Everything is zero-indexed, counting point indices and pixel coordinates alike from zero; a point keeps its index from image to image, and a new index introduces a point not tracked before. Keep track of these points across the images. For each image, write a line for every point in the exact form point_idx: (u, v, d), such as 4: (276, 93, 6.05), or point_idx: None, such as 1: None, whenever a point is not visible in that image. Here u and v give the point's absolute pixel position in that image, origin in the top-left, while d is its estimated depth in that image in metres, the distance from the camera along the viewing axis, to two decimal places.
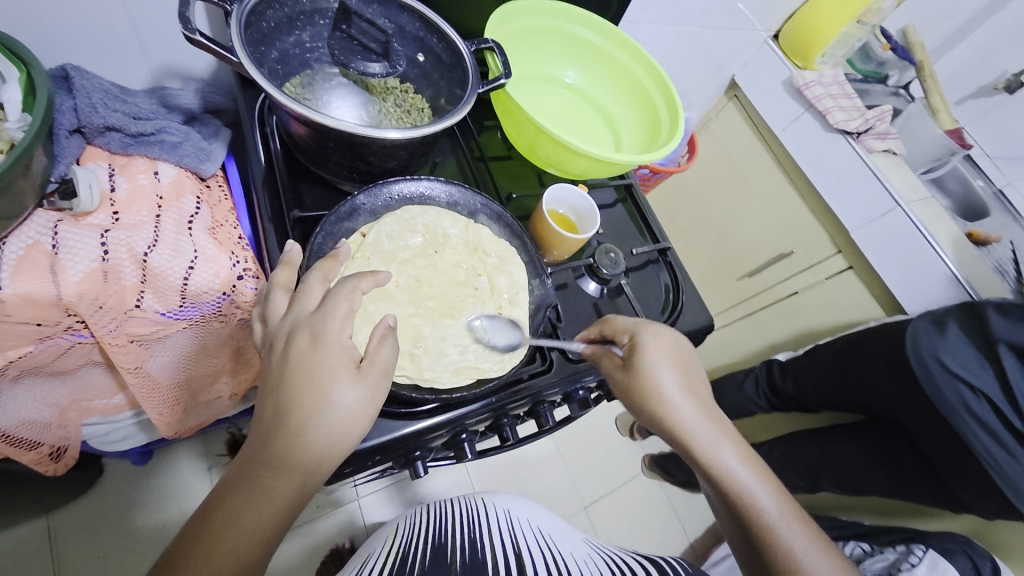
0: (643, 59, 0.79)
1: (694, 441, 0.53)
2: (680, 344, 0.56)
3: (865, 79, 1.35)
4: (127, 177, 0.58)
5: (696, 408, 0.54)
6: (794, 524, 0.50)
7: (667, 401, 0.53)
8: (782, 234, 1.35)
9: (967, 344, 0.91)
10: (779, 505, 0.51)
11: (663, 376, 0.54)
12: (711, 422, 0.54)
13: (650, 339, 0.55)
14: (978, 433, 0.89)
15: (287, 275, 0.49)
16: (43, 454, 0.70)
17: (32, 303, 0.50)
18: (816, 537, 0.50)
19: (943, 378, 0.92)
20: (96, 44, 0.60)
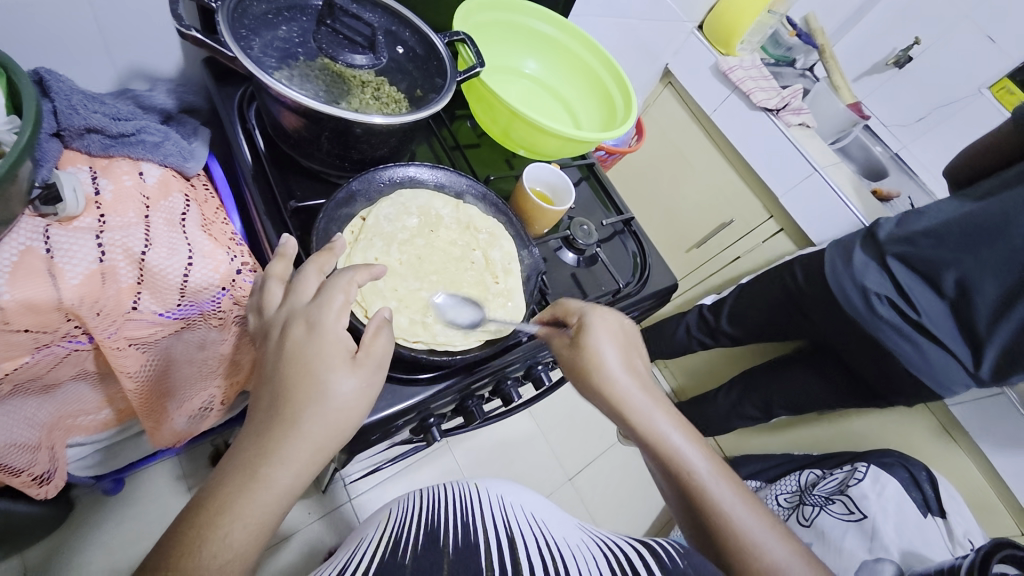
0: (595, 50, 0.87)
1: (630, 408, 0.54)
2: (625, 326, 0.59)
3: (777, 63, 1.52)
4: (111, 179, 0.57)
5: (636, 379, 0.56)
6: (728, 487, 0.51)
7: (607, 374, 0.55)
8: (722, 205, 1.49)
9: (873, 266, 1.08)
10: (716, 471, 0.52)
11: (606, 350, 0.56)
12: (651, 394, 0.56)
13: (596, 319, 0.57)
14: (891, 335, 1.06)
15: (282, 267, 0.51)
16: (26, 480, 0.65)
17: (30, 310, 0.49)
18: (750, 500, 0.51)
19: (858, 295, 1.09)
20: (62, 46, 0.59)
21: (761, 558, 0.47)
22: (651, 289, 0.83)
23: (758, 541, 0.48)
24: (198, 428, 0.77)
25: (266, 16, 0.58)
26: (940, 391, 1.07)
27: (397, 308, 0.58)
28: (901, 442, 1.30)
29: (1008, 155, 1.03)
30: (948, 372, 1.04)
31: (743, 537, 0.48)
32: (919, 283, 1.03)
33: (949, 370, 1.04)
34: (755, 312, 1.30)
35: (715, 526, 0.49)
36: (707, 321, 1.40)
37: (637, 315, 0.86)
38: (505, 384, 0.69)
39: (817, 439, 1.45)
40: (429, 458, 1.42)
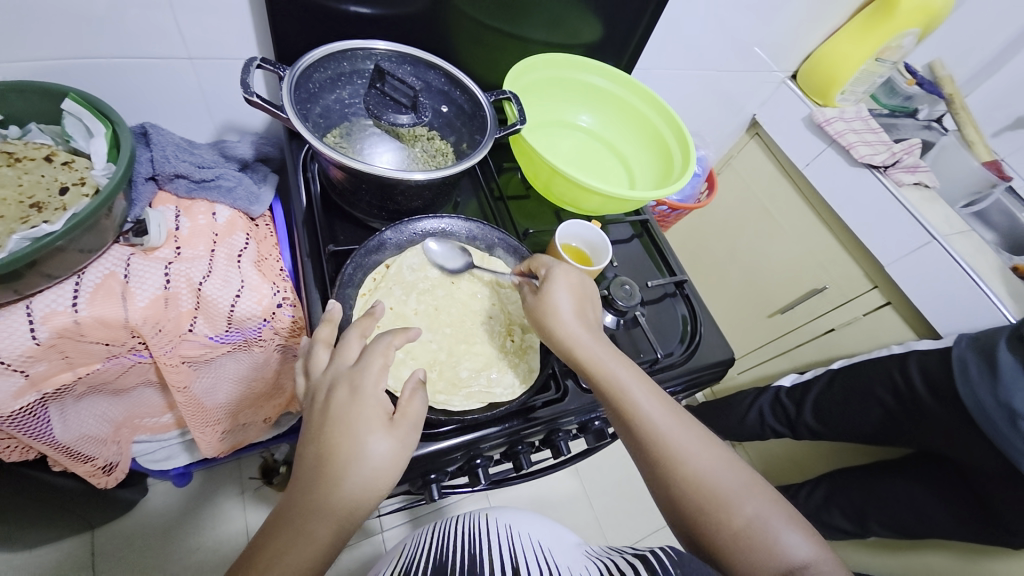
0: (654, 102, 0.84)
1: (577, 352, 0.55)
2: (585, 280, 0.60)
3: (892, 114, 1.35)
4: (190, 218, 0.67)
5: (584, 323, 0.57)
6: (664, 409, 0.53)
7: (556, 316, 0.57)
8: (813, 269, 1.32)
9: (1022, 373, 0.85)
10: (656, 397, 0.54)
11: (561, 299, 0.57)
12: (597, 335, 0.57)
13: (557, 271, 0.59)
14: None
15: (328, 332, 0.50)
16: (96, 467, 0.73)
17: (103, 325, 0.58)
18: (685, 421, 0.53)
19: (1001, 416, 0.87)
20: (173, 102, 0.70)
21: (688, 467, 0.50)
22: (701, 361, 0.75)
23: (689, 452, 0.51)
24: (241, 442, 0.85)
25: (330, 82, 0.65)
26: None
27: (403, 359, 0.59)
28: None
29: None
30: None
31: (670, 452, 0.51)
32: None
33: None
34: (843, 412, 1.11)
35: (654, 442, 0.51)
36: (785, 410, 1.21)
37: (684, 389, 0.78)
38: (518, 449, 0.65)
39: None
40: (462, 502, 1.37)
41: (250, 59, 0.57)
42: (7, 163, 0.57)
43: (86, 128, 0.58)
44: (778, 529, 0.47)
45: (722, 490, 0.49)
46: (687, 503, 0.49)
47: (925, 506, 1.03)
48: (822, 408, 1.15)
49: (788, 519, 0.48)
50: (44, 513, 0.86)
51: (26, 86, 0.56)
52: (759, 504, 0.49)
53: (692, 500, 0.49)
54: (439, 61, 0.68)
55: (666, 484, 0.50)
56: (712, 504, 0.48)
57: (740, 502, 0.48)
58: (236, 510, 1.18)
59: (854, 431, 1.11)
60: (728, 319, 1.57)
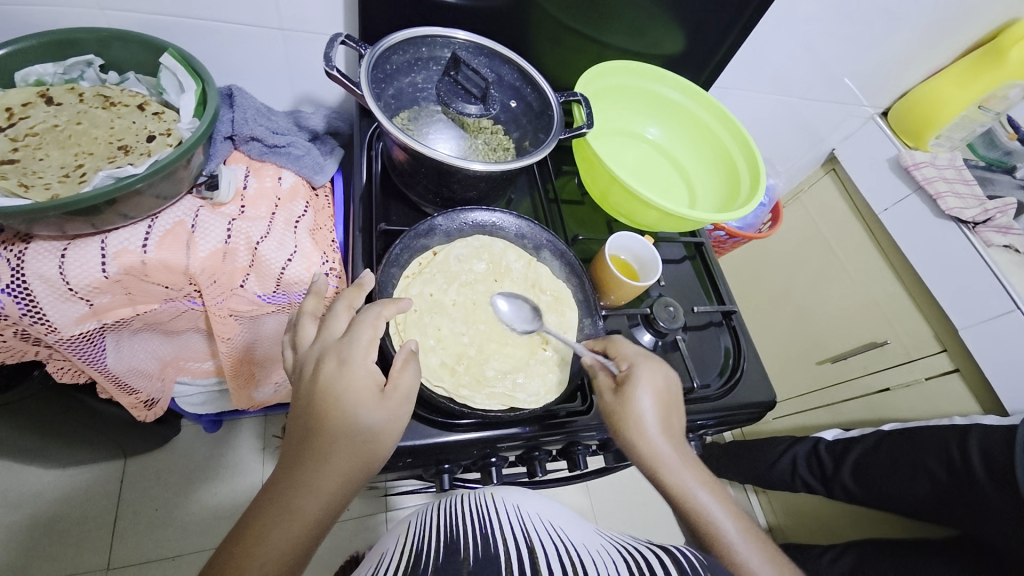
0: (729, 123, 0.80)
1: (663, 471, 0.52)
2: (673, 380, 0.55)
3: (988, 168, 1.23)
4: (258, 179, 0.70)
5: (670, 440, 0.53)
6: (748, 539, 0.51)
7: (642, 430, 0.52)
8: (875, 321, 1.23)
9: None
10: (739, 527, 0.51)
11: (647, 407, 0.53)
12: (682, 452, 0.53)
13: (645, 370, 0.54)
14: None
15: (315, 304, 0.53)
16: (139, 400, 0.77)
17: (166, 269, 0.62)
18: (768, 553, 0.51)
19: None
20: (258, 68, 0.74)
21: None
22: (738, 399, 0.71)
23: None
24: (270, 400, 0.89)
25: (406, 66, 0.66)
26: None
27: (434, 346, 0.60)
28: None
29: None
30: None
31: None
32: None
33: None
34: (888, 480, 1.02)
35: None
36: (821, 465, 1.14)
37: (716, 424, 0.74)
38: (534, 455, 0.64)
39: None
40: None
41: (336, 35, 0.59)
42: (103, 105, 0.61)
43: (180, 84, 0.61)
44: None
45: None
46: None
47: None
48: (862, 469, 1.06)
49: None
50: (87, 433, 0.93)
51: (130, 35, 0.61)
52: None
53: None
54: (516, 57, 0.69)
55: None
56: None
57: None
58: (256, 463, 1.23)
59: (893, 499, 1.02)
60: (771, 359, 1.49)
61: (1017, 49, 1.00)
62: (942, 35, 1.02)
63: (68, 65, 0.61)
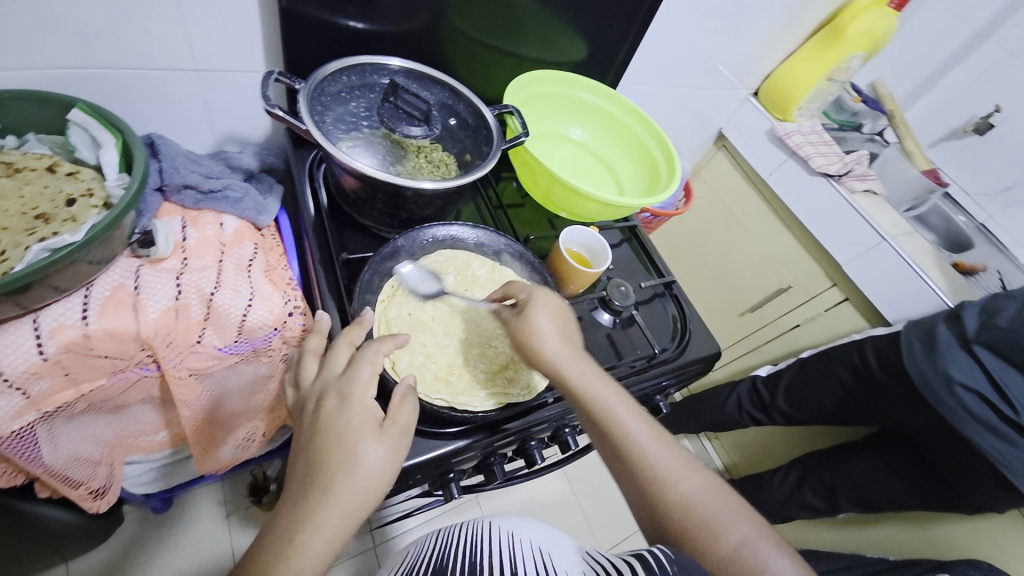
0: (640, 118, 0.90)
1: (565, 373, 0.56)
2: (563, 307, 0.61)
3: (841, 127, 1.46)
4: (197, 229, 0.66)
5: (569, 347, 0.58)
6: (644, 426, 0.54)
7: (543, 343, 0.57)
8: (779, 271, 1.42)
9: (957, 349, 0.95)
10: (638, 418, 0.55)
11: (543, 324, 0.58)
12: (582, 357, 0.58)
13: (540, 296, 0.60)
14: (978, 429, 0.93)
15: (317, 342, 0.54)
16: (83, 493, 0.69)
17: (113, 339, 0.57)
18: (666, 440, 0.55)
19: (947, 391, 0.96)
20: (174, 113, 0.70)
21: (675, 489, 0.51)
22: (690, 356, 0.81)
23: (674, 472, 0.52)
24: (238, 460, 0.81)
25: (342, 95, 0.67)
26: None
27: (422, 361, 0.61)
28: (992, 553, 1.07)
29: None
30: None
31: (653, 470, 0.52)
32: (1014, 374, 0.90)
33: None
34: (813, 401, 1.20)
35: (639, 463, 0.52)
36: (760, 395, 1.30)
37: (676, 382, 0.83)
38: (529, 445, 0.67)
39: (900, 549, 1.23)
40: (456, 511, 1.37)
41: (268, 72, 0.58)
42: (5, 174, 0.56)
43: (92, 137, 0.58)
44: (770, 556, 0.47)
45: (710, 512, 0.49)
46: (667, 520, 0.50)
47: (887, 482, 1.10)
48: (794, 394, 1.23)
49: (780, 545, 0.48)
50: (18, 547, 0.81)
51: (27, 94, 0.55)
52: (748, 529, 0.49)
53: (678, 522, 0.49)
54: (445, 78, 0.73)
55: (656, 510, 0.51)
56: (699, 527, 0.48)
57: (730, 527, 0.48)
58: (222, 532, 1.14)
59: (822, 414, 1.20)
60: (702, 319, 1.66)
61: (851, 27, 1.20)
62: (790, 23, 1.21)
63: None
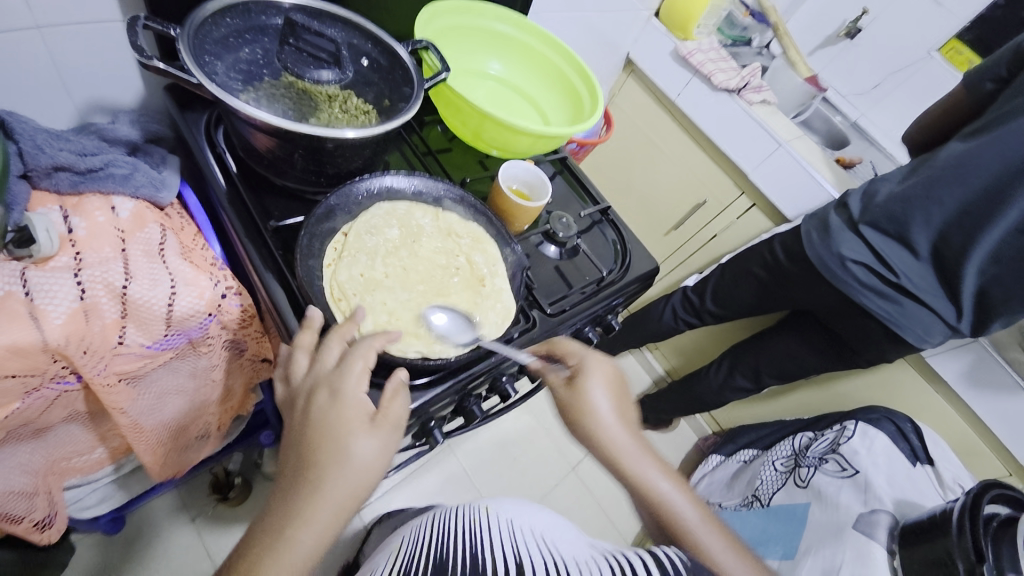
0: (556, 45, 0.89)
1: (618, 452, 0.57)
2: (618, 372, 0.61)
3: (733, 43, 1.53)
4: (83, 216, 0.56)
5: (622, 424, 0.58)
6: (706, 522, 0.55)
7: (596, 417, 0.57)
8: (695, 187, 1.53)
9: (847, 232, 1.10)
10: (697, 509, 0.56)
11: (598, 397, 0.58)
12: (637, 441, 0.58)
13: (594, 366, 0.60)
14: (869, 295, 1.09)
15: (309, 338, 0.50)
16: (27, 526, 0.64)
17: (17, 354, 0.49)
18: (731, 541, 0.54)
19: (841, 267, 1.10)
20: (15, 84, 0.57)
21: None
22: (635, 273, 0.86)
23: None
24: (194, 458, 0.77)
25: (230, 39, 0.59)
26: (919, 346, 1.10)
27: (385, 320, 0.58)
28: (880, 395, 1.31)
29: (963, 117, 1.09)
30: (926, 325, 1.07)
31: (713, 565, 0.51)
32: (893, 245, 1.06)
33: (930, 323, 1.07)
34: (735, 298, 1.34)
35: (698, 559, 0.52)
36: (691, 302, 1.43)
37: (623, 300, 0.88)
38: (501, 381, 0.70)
39: (806, 407, 1.46)
40: (431, 464, 1.40)
41: (133, 17, 0.49)
42: None
43: None
44: None
45: None
46: None
47: (802, 356, 1.29)
48: (720, 296, 1.36)
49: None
50: None
51: None
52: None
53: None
54: (347, 14, 0.66)
55: None
56: None
57: None
58: (190, 539, 1.08)
59: (744, 310, 1.34)
60: None
61: None
62: None
63: None
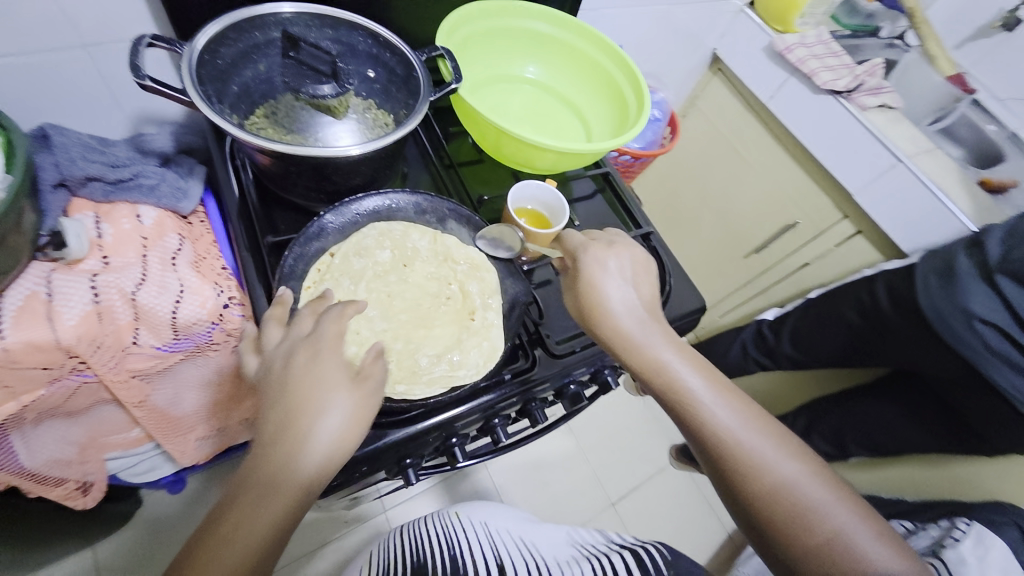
0: (604, 45, 0.79)
1: (628, 345, 0.51)
2: (628, 258, 0.56)
3: (854, 34, 1.27)
4: (112, 224, 0.61)
5: (633, 314, 0.53)
6: (728, 403, 0.49)
7: (605, 308, 0.53)
8: (784, 205, 1.31)
9: (979, 282, 0.85)
10: (718, 393, 0.50)
11: (603, 287, 0.54)
12: (650, 326, 0.53)
13: (598, 257, 0.55)
14: (1010, 373, 0.84)
15: (281, 308, 0.49)
16: (70, 488, 0.71)
17: (36, 349, 0.54)
18: (756, 415, 0.49)
19: (966, 330, 0.86)
20: (73, 100, 0.63)
21: (770, 475, 0.45)
22: (671, 313, 0.74)
23: (763, 456, 0.46)
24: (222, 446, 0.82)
25: (243, 57, 0.59)
26: None
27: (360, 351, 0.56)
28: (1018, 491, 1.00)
29: None
30: None
31: (736, 447, 0.47)
32: None
33: None
34: (821, 340, 1.12)
35: (718, 442, 0.47)
36: (765, 340, 1.24)
37: None
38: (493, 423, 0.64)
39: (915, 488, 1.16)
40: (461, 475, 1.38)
41: (139, 38, 0.50)
42: None
43: None
44: (870, 539, 0.42)
45: (804, 500, 0.44)
46: (758, 511, 0.45)
47: (903, 426, 1.05)
48: (802, 337, 1.16)
49: (879, 529, 0.43)
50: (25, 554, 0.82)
51: None
52: (849, 514, 0.44)
53: (765, 510, 0.45)
54: (361, 20, 0.63)
55: (741, 496, 0.46)
56: (793, 518, 0.44)
57: (824, 507, 0.44)
58: None
59: (830, 358, 1.13)
60: (705, 264, 1.58)
61: None
62: None
63: None
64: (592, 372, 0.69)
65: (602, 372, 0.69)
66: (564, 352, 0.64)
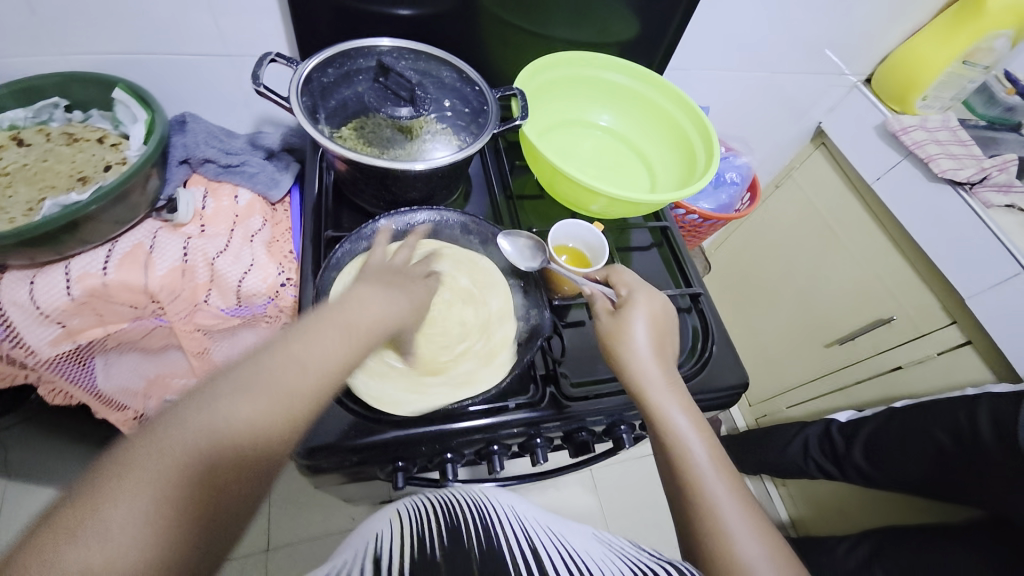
0: (682, 101, 0.79)
1: (646, 387, 0.52)
2: (667, 312, 0.58)
3: (990, 126, 1.13)
4: (215, 199, 0.72)
5: (660, 361, 0.54)
6: (723, 480, 0.48)
7: (634, 347, 0.54)
8: (879, 297, 1.17)
9: None
10: (717, 467, 0.49)
11: (637, 329, 0.55)
12: (671, 380, 0.53)
13: (641, 301, 0.57)
14: None
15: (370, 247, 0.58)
16: (127, 417, 0.78)
17: (127, 288, 0.65)
18: (745, 502, 0.47)
19: None
20: (215, 96, 0.78)
21: (739, 561, 0.43)
22: (709, 382, 0.69)
23: (742, 541, 0.44)
24: None
25: (345, 77, 0.68)
26: None
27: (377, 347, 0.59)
28: None
29: None
30: None
31: (714, 522, 0.45)
32: None
33: None
34: (898, 456, 0.97)
35: (701, 509, 0.46)
36: (833, 444, 1.09)
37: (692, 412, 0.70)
38: (492, 450, 0.62)
39: None
40: None
41: (267, 53, 0.62)
42: (67, 142, 0.67)
43: (132, 114, 0.67)
44: None
45: None
46: None
47: None
48: (876, 450, 1.00)
49: None
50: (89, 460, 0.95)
51: (88, 76, 0.65)
52: None
53: None
54: (451, 58, 0.71)
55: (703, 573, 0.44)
56: None
57: None
58: None
59: (908, 484, 0.96)
60: (778, 346, 1.44)
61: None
62: None
63: (38, 108, 0.66)
64: (607, 425, 0.66)
65: (618, 427, 0.65)
66: (577, 396, 0.62)
